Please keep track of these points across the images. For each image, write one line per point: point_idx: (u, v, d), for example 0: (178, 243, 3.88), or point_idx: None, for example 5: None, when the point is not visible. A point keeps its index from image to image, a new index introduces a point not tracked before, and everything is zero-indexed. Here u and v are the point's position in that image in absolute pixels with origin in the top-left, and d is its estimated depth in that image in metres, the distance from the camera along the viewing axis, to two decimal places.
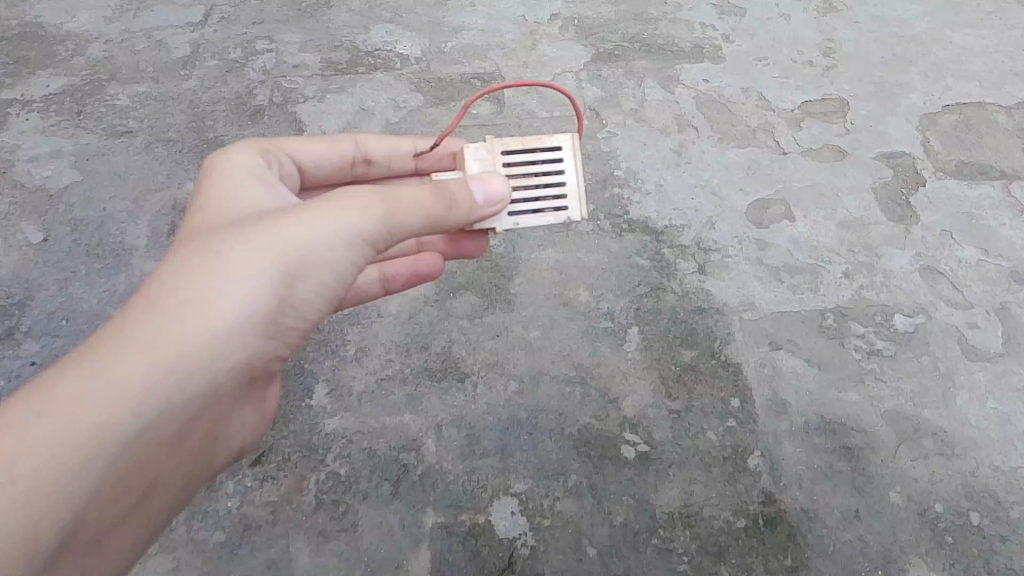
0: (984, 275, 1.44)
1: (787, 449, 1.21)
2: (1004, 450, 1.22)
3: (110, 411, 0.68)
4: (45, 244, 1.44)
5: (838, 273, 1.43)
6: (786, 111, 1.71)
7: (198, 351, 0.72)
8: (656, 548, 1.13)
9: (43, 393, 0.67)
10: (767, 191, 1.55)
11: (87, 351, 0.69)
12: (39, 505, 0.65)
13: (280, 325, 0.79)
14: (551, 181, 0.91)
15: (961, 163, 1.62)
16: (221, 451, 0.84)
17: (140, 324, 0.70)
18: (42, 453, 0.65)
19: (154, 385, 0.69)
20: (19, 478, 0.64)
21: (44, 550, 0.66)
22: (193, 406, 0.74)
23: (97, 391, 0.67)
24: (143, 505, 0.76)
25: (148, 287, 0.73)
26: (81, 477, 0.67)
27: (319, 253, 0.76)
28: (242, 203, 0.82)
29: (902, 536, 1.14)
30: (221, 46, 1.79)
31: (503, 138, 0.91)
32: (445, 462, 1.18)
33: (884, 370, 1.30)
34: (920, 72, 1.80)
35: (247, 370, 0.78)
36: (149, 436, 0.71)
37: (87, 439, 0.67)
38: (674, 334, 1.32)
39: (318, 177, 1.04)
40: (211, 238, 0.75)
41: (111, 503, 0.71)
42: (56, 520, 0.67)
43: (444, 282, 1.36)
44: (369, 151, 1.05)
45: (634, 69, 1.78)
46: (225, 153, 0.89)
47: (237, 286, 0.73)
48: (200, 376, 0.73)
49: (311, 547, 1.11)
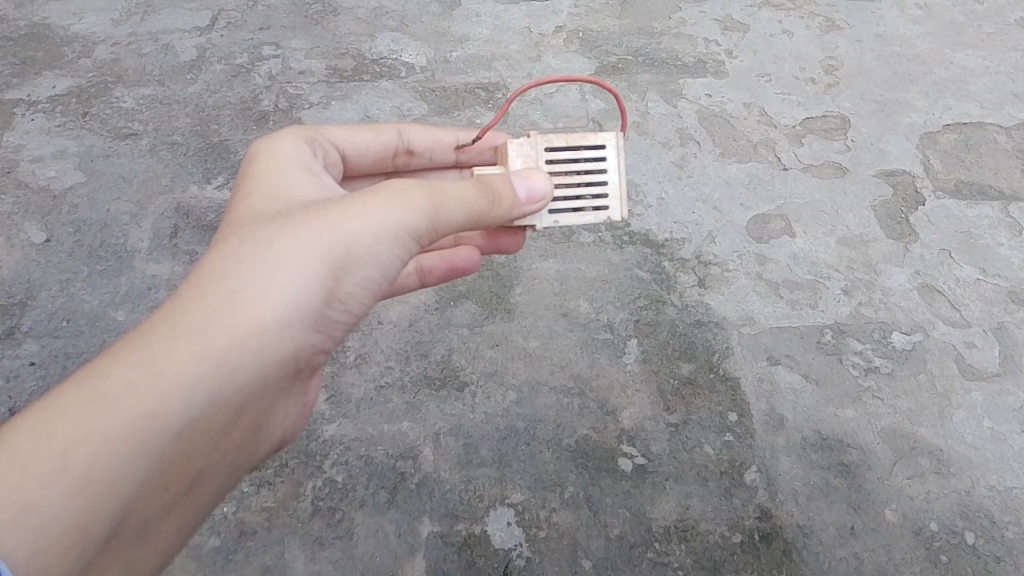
0: (982, 294, 1.45)
1: (783, 464, 1.21)
2: (999, 470, 1.22)
3: (162, 399, 0.67)
4: (47, 244, 1.44)
5: (838, 289, 1.43)
6: (788, 127, 1.72)
7: (249, 341, 0.71)
8: (651, 562, 1.12)
9: (96, 380, 0.66)
10: (767, 206, 1.56)
11: (140, 338, 0.69)
12: (91, 494, 0.64)
13: (326, 317, 0.78)
14: (593, 180, 0.92)
15: (961, 182, 1.63)
16: (262, 441, 0.83)
17: (192, 312, 0.70)
18: (96, 441, 0.64)
19: (205, 373, 0.69)
20: (71, 467, 0.63)
21: (95, 540, 0.65)
22: (241, 396, 0.73)
23: (150, 379, 0.67)
24: (190, 493, 0.75)
25: (197, 276, 0.73)
26: (134, 465, 0.66)
27: (366, 246, 0.76)
28: (288, 191, 0.81)
29: (897, 555, 1.14)
30: (229, 52, 1.82)
31: (548, 135, 0.91)
32: (442, 471, 1.18)
33: (881, 387, 1.30)
34: (920, 91, 1.82)
35: (294, 362, 0.78)
36: (200, 424, 0.70)
37: (139, 427, 0.66)
38: (673, 346, 1.33)
39: (361, 166, 1.04)
40: (261, 227, 0.75)
41: (159, 492, 0.70)
42: (107, 508, 0.66)
43: (444, 292, 1.38)
44: (412, 141, 1.05)
45: (637, 83, 1.80)
46: (268, 140, 0.88)
47: (288, 277, 0.73)
48: (251, 365, 0.72)
49: (306, 554, 1.10)
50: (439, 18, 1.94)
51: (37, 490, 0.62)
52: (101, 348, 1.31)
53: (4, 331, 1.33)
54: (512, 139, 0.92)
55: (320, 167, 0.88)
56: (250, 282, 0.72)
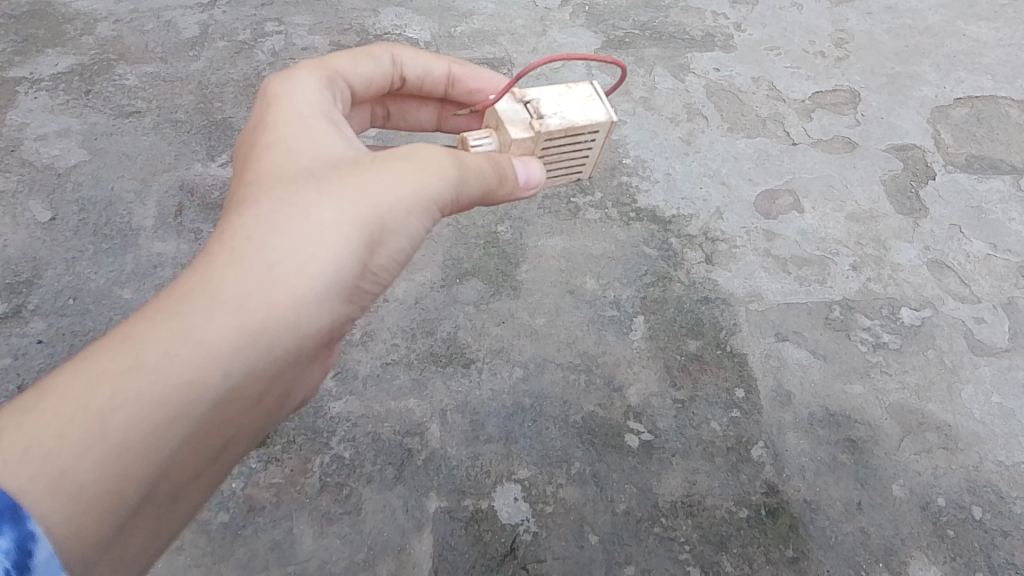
0: (993, 269, 1.43)
1: (790, 440, 1.21)
2: (1007, 446, 1.22)
3: (201, 370, 0.66)
4: (52, 222, 1.44)
5: (846, 265, 1.42)
6: (797, 101, 1.70)
7: (285, 311, 0.71)
8: (658, 537, 1.11)
9: (133, 345, 0.65)
10: (776, 181, 1.55)
11: (177, 303, 0.68)
12: (126, 463, 0.63)
13: (359, 290, 0.78)
14: (577, 158, 0.94)
15: (972, 156, 1.61)
16: (286, 409, 0.83)
17: (226, 280, 0.69)
18: (135, 409, 0.63)
19: (242, 344, 0.68)
20: (108, 432, 0.62)
21: (127, 508, 0.65)
22: (276, 368, 0.72)
23: (188, 348, 0.66)
24: (217, 460, 0.74)
25: (230, 240, 0.71)
26: (172, 433, 0.65)
27: (398, 220, 0.76)
28: (313, 145, 0.79)
29: (904, 529, 1.13)
30: (231, 29, 1.80)
31: (551, 129, 0.87)
32: (449, 448, 1.18)
33: (889, 363, 1.30)
34: (932, 64, 1.81)
35: (327, 335, 0.77)
36: (234, 395, 0.69)
37: (178, 396, 0.65)
38: (680, 323, 1.33)
39: (356, 98, 0.97)
40: (295, 195, 0.74)
41: (190, 461, 0.69)
42: (141, 476, 0.65)
43: (449, 270, 1.38)
44: (407, 71, 0.98)
45: (644, 57, 1.78)
46: (287, 85, 0.85)
47: (322, 251, 0.72)
48: (286, 339, 0.72)
49: (314, 530, 1.10)
50: None
51: (74, 454, 0.61)
52: (107, 327, 1.30)
53: (10, 309, 1.32)
54: (513, 131, 0.86)
55: (339, 118, 0.84)
56: (284, 252, 0.71)
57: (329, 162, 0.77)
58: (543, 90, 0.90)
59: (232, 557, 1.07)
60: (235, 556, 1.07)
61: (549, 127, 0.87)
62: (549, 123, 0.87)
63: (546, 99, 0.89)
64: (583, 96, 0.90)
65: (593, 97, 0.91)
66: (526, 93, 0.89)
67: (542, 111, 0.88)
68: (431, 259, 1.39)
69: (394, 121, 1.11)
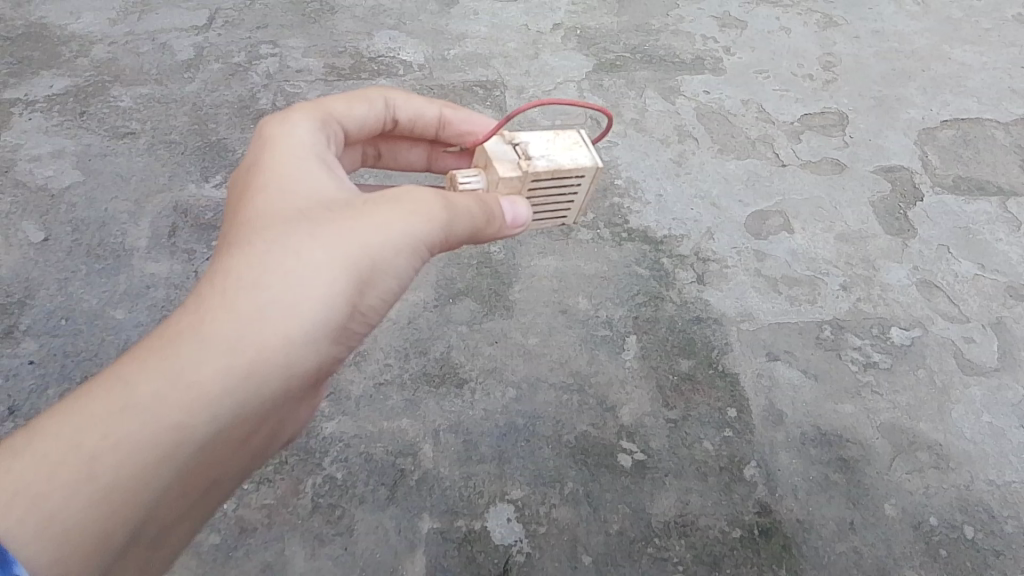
0: (981, 289, 1.45)
1: (783, 459, 1.21)
2: (998, 465, 1.22)
3: (191, 411, 0.66)
4: (45, 243, 1.43)
5: (836, 285, 1.44)
6: (786, 123, 1.73)
7: (278, 351, 0.71)
8: (651, 558, 1.11)
9: (124, 386, 0.65)
10: (766, 203, 1.57)
11: (169, 344, 0.68)
12: (114, 504, 0.63)
13: (350, 330, 0.78)
14: (564, 201, 0.95)
15: (959, 178, 1.63)
16: (275, 446, 0.83)
17: (219, 320, 0.69)
18: (125, 450, 0.63)
19: (233, 386, 0.68)
20: (98, 475, 0.62)
21: (116, 548, 0.64)
22: (268, 408, 0.72)
23: (181, 391, 0.66)
24: (206, 499, 0.74)
25: (224, 281, 0.72)
26: (160, 475, 0.65)
27: (388, 259, 0.77)
28: (307, 186, 0.79)
29: (896, 549, 1.13)
30: (227, 51, 1.82)
31: (539, 170, 0.88)
32: (442, 467, 1.18)
33: (880, 382, 1.30)
34: (918, 87, 1.84)
35: (318, 375, 0.77)
36: (225, 435, 0.69)
37: (168, 437, 0.65)
38: (672, 343, 1.33)
39: (349, 140, 0.98)
40: (289, 234, 0.74)
41: (178, 501, 0.69)
42: (129, 518, 0.64)
43: (442, 290, 1.38)
44: (400, 113, 0.99)
45: (635, 80, 1.81)
46: (283, 126, 0.86)
47: (313, 292, 0.73)
48: (277, 380, 0.71)
49: (306, 551, 1.09)
50: (437, 17, 1.96)
51: (63, 496, 0.61)
52: (99, 347, 1.30)
53: (2, 330, 1.31)
54: (502, 170, 0.88)
55: (332, 158, 0.85)
56: (276, 293, 0.72)
57: (322, 203, 0.78)
58: (532, 134, 0.92)
59: None
60: None
61: (537, 168, 0.88)
62: (536, 164, 0.89)
63: (535, 143, 0.91)
64: (570, 142, 0.92)
65: (580, 144, 0.92)
66: (515, 136, 0.91)
67: (531, 153, 0.90)
68: (424, 279, 1.39)
69: (387, 163, 1.12)
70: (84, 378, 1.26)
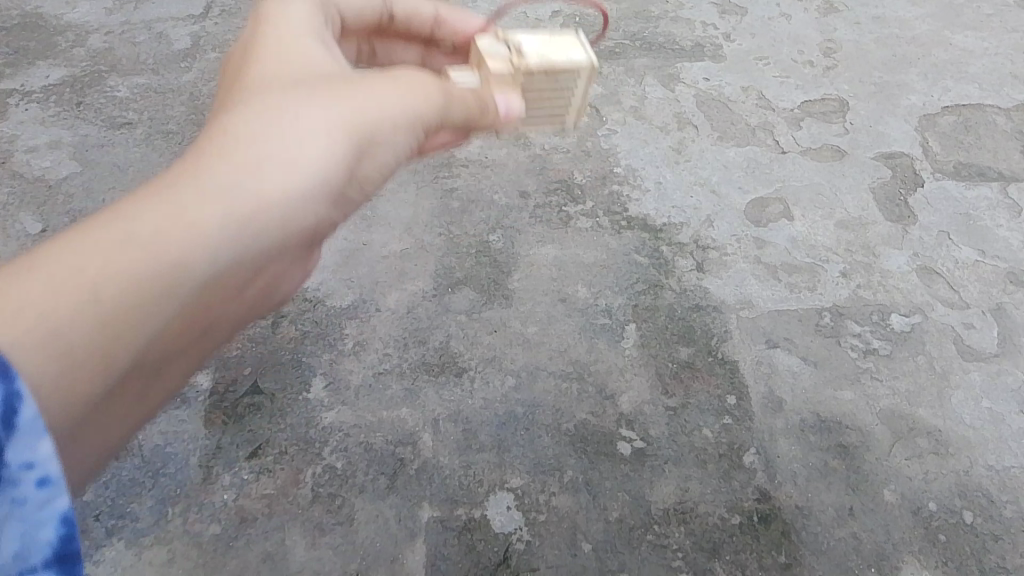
0: (982, 275, 1.44)
1: (782, 446, 1.21)
2: (998, 451, 1.22)
3: (196, 245, 0.60)
4: (43, 235, 1.43)
5: (836, 272, 1.43)
6: (786, 110, 1.72)
7: (280, 195, 0.67)
8: (651, 545, 1.11)
9: (124, 214, 0.58)
10: (766, 189, 1.56)
11: (169, 179, 0.63)
12: (115, 333, 0.55)
13: (342, 197, 0.76)
14: (558, 103, 0.92)
15: (960, 164, 1.63)
16: (255, 318, 0.77)
17: (220, 163, 0.65)
18: (130, 275, 0.56)
19: (235, 227, 0.64)
20: (102, 286, 0.55)
21: (115, 371, 0.57)
22: (264, 255, 0.68)
23: (184, 221, 0.60)
24: (192, 358, 0.67)
25: (222, 134, 0.68)
26: (163, 308, 0.59)
27: (385, 132, 0.76)
28: (293, 58, 0.79)
29: (895, 535, 1.13)
30: (223, 40, 1.82)
31: (531, 66, 0.85)
32: (441, 456, 1.18)
33: (880, 369, 1.30)
34: (919, 73, 1.83)
35: (308, 238, 0.74)
36: (227, 273, 0.64)
37: (172, 265, 0.59)
38: (671, 331, 1.33)
39: (345, 28, 0.98)
40: (286, 96, 0.72)
41: (170, 351, 0.63)
42: (130, 350, 0.57)
43: (441, 280, 1.39)
44: (396, 8, 1.01)
45: (634, 67, 1.81)
46: (273, 11, 0.84)
47: (314, 147, 0.70)
48: (276, 230, 0.68)
49: (306, 540, 1.09)
50: None
51: (63, 314, 0.53)
52: None
53: None
54: (492, 67, 0.85)
55: (324, 44, 0.84)
56: (278, 146, 0.69)
57: (316, 76, 0.76)
58: (526, 35, 0.89)
59: (224, 569, 1.06)
60: (228, 568, 1.06)
61: (529, 64, 0.85)
62: (529, 60, 0.86)
63: (528, 42, 0.88)
64: (566, 42, 0.88)
65: (575, 44, 0.89)
66: (509, 35, 0.89)
67: (523, 49, 0.87)
68: (423, 269, 1.40)
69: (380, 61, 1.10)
70: None
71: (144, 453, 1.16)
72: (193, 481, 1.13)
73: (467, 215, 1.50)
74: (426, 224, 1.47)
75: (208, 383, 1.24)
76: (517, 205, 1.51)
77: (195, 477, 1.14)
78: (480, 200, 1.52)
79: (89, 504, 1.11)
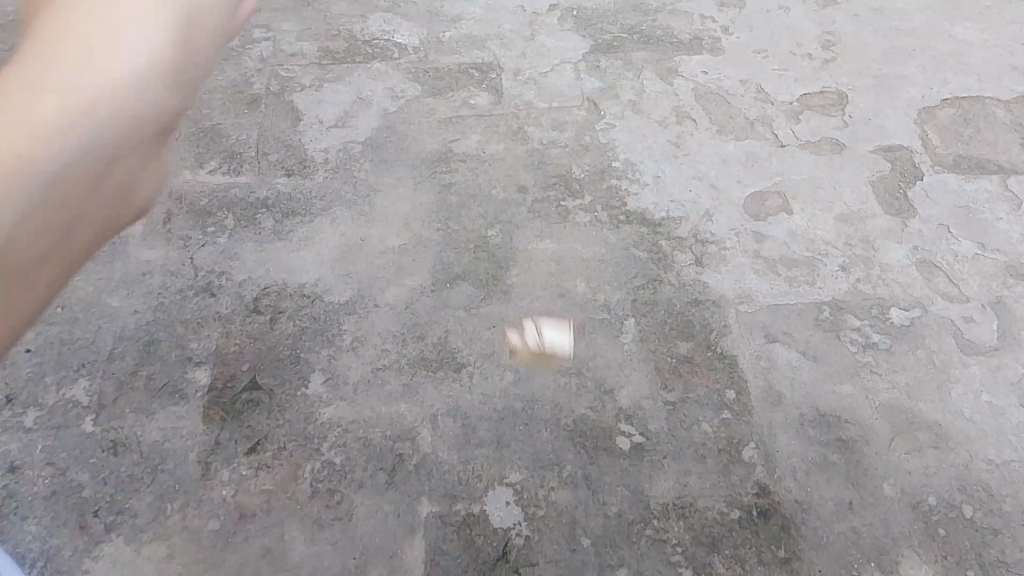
0: (981, 268, 1.44)
1: (781, 440, 1.21)
2: (998, 445, 1.21)
3: (83, 97, 0.61)
4: None
5: (835, 266, 1.43)
6: (785, 103, 1.72)
7: (157, 40, 0.68)
8: (650, 539, 1.11)
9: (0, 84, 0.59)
10: (765, 183, 1.56)
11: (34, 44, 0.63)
12: (24, 198, 0.58)
13: (221, 25, 0.76)
14: None
15: (959, 157, 1.62)
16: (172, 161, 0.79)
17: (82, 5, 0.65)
18: (24, 136, 0.57)
19: (122, 78, 0.64)
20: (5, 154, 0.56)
21: (40, 222, 0.60)
22: (165, 111, 0.70)
23: (66, 77, 0.61)
24: (116, 206, 0.70)
25: None
26: (67, 162, 0.61)
27: None
28: None
29: (894, 529, 1.13)
30: None
31: None
32: (440, 452, 1.17)
33: (879, 363, 1.30)
34: (918, 65, 1.83)
35: (201, 75, 0.75)
36: (128, 126, 0.66)
37: (65, 121, 0.60)
38: (670, 326, 1.33)
39: None
40: None
41: (89, 201, 0.65)
42: (45, 211, 0.60)
43: (440, 275, 1.38)
44: None
45: (632, 61, 1.80)
46: None
47: None
48: (166, 71, 0.69)
49: (306, 536, 1.09)
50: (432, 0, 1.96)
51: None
52: (95, 335, 1.29)
53: None
54: None
55: None
56: None
57: None
58: None
59: (224, 566, 1.06)
60: (227, 564, 1.06)
61: None
62: None
63: None
64: None
65: None
66: None
67: None
68: (421, 264, 1.40)
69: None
70: (80, 365, 1.25)
71: (142, 449, 1.16)
72: (192, 477, 1.13)
73: (465, 209, 1.49)
74: (424, 220, 1.47)
75: (207, 379, 1.24)
76: (515, 200, 1.51)
77: (194, 473, 1.14)
78: (478, 195, 1.52)
79: (89, 501, 1.11)
